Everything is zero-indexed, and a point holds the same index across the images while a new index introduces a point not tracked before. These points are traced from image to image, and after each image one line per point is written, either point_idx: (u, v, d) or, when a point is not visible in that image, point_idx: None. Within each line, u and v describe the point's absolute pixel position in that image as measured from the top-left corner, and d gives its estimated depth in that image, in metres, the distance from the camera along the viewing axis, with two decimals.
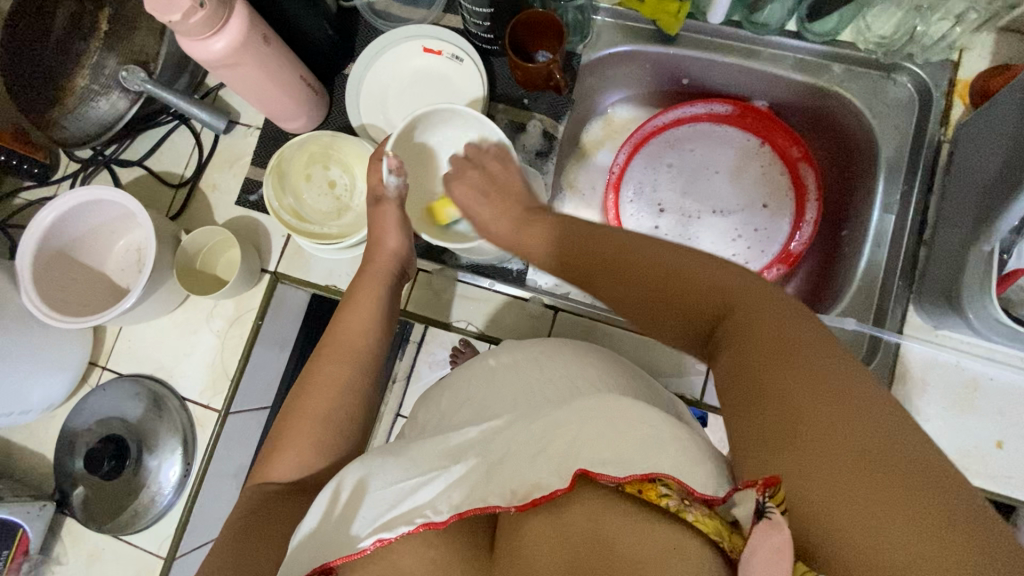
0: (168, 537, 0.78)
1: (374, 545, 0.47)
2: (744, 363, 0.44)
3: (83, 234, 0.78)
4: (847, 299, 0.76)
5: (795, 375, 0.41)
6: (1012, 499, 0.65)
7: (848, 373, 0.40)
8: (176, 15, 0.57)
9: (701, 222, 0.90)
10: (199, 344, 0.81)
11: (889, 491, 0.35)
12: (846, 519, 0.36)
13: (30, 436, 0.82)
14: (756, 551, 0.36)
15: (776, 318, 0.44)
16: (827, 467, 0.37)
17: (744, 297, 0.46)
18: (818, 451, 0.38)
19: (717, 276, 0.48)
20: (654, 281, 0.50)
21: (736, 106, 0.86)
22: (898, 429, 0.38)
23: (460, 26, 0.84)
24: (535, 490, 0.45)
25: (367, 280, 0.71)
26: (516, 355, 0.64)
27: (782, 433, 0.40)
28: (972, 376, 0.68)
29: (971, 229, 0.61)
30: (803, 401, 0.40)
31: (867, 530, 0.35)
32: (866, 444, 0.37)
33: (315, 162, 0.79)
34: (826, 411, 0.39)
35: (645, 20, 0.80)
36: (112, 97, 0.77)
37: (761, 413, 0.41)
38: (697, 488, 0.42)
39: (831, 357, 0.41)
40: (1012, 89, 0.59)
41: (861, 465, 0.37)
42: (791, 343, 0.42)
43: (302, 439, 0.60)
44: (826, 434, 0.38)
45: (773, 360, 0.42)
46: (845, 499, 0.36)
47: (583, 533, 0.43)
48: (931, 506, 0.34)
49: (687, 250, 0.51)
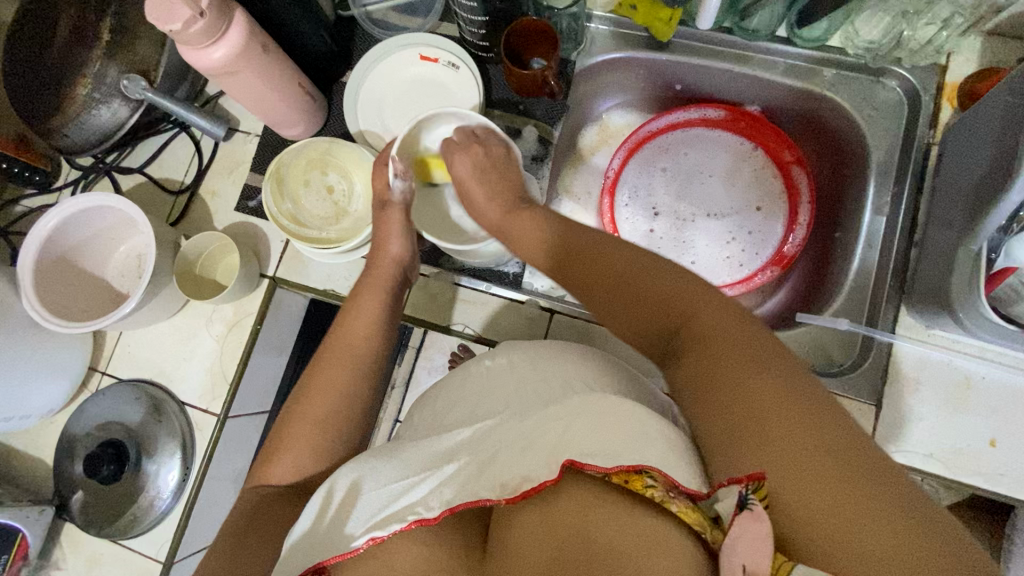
0: (167, 541, 0.78)
1: (367, 544, 0.48)
2: (710, 368, 0.45)
3: (84, 240, 0.79)
4: (841, 299, 0.77)
5: (757, 380, 0.42)
6: (1006, 497, 0.66)
7: (803, 377, 0.43)
8: (177, 25, 0.58)
9: (695, 225, 0.91)
10: (198, 348, 0.82)
11: (848, 487, 0.38)
12: (810, 516, 0.38)
13: (29, 441, 0.83)
14: (738, 540, 0.37)
15: (736, 325, 0.46)
16: (788, 463, 0.39)
17: (704, 304, 0.48)
18: (783, 453, 0.40)
19: (672, 287, 0.50)
20: (634, 293, 0.51)
21: (729, 111, 0.87)
22: (848, 429, 0.40)
23: (456, 34, 0.85)
24: (525, 483, 0.46)
25: (369, 281, 0.72)
26: (511, 356, 0.64)
27: (749, 432, 0.41)
28: (965, 375, 0.68)
29: (961, 228, 0.62)
30: (764, 406, 0.41)
31: (836, 527, 0.37)
32: (831, 444, 0.39)
33: (314, 167, 0.80)
34: (789, 412, 0.41)
35: (638, 27, 0.82)
36: (113, 105, 0.79)
37: (727, 414, 0.43)
38: (683, 482, 0.42)
39: (786, 362, 0.44)
40: (998, 91, 0.60)
41: (823, 464, 0.39)
42: (754, 350, 0.44)
43: (298, 441, 0.61)
44: (788, 437, 0.40)
45: (733, 367, 0.44)
46: (816, 496, 0.38)
47: (572, 526, 0.43)
48: (887, 502, 0.37)
49: (652, 263, 0.52)
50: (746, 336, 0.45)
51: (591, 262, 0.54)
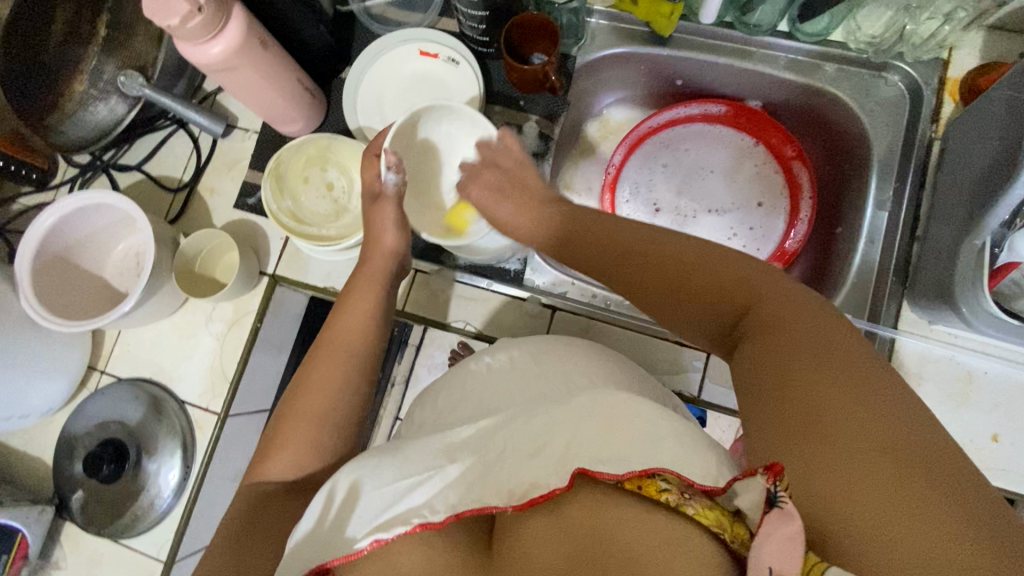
0: (168, 540, 0.78)
1: (372, 544, 0.47)
2: (767, 354, 0.45)
3: (82, 238, 0.78)
4: (843, 295, 0.77)
5: (821, 368, 0.42)
6: (1007, 492, 0.66)
7: (872, 370, 0.42)
8: (175, 19, 0.57)
9: (696, 221, 0.90)
10: (197, 347, 0.81)
11: (898, 483, 0.36)
12: (850, 508, 0.37)
13: (29, 441, 0.82)
14: (768, 538, 0.35)
15: (803, 315, 0.46)
16: (837, 453, 0.39)
17: (771, 294, 0.48)
18: (833, 441, 0.39)
19: (735, 275, 0.50)
20: (689, 279, 0.52)
21: (729, 106, 0.87)
22: (915, 426, 0.39)
23: (456, 30, 0.85)
24: (534, 489, 0.46)
25: (366, 274, 0.72)
26: (511, 352, 0.64)
27: (803, 419, 0.41)
28: (967, 370, 0.68)
29: (964, 223, 0.62)
30: (822, 394, 0.41)
31: (874, 523, 0.36)
32: (886, 440, 0.38)
33: (313, 164, 0.80)
34: (846, 403, 0.40)
35: (639, 23, 0.81)
36: (111, 102, 0.78)
37: (784, 400, 0.43)
38: (697, 481, 0.42)
39: (853, 353, 0.43)
40: (1002, 85, 0.60)
41: (874, 457, 0.38)
42: (815, 341, 0.44)
43: (301, 439, 0.60)
44: (841, 426, 0.39)
45: (790, 353, 0.44)
46: (858, 491, 0.37)
47: (580, 527, 0.43)
48: (938, 505, 0.35)
49: (718, 253, 0.52)
50: (818, 327, 0.44)
51: (642, 250, 0.55)
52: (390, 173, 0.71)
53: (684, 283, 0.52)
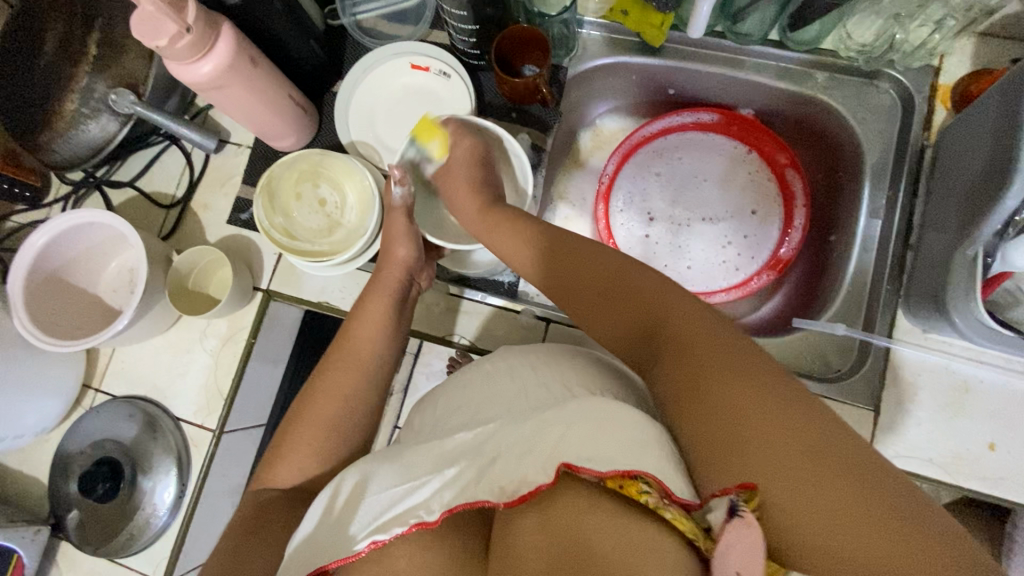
0: (164, 559, 0.77)
1: (368, 548, 0.47)
2: (690, 371, 0.46)
3: (75, 257, 0.78)
4: (837, 304, 0.77)
5: (733, 380, 0.44)
6: (1005, 501, 0.65)
7: (780, 379, 0.44)
8: (163, 40, 0.57)
9: (690, 230, 0.90)
10: (192, 363, 0.81)
11: (835, 486, 0.38)
12: (799, 521, 0.38)
13: (25, 460, 0.82)
14: (734, 544, 0.37)
15: (708, 328, 0.48)
16: (769, 464, 0.40)
17: (679, 309, 0.51)
18: (759, 451, 0.41)
19: (643, 292, 0.54)
20: (608, 294, 0.56)
21: (722, 115, 0.86)
22: (824, 423, 0.42)
23: (447, 42, 0.85)
24: (523, 487, 0.46)
25: (379, 286, 0.70)
26: (511, 360, 0.64)
27: (730, 436, 0.42)
28: (962, 379, 0.68)
29: (956, 233, 0.62)
30: (741, 408, 0.43)
31: (819, 528, 0.38)
32: (811, 445, 0.40)
33: (306, 179, 0.80)
34: (767, 414, 0.42)
35: (631, 33, 0.81)
36: (102, 120, 0.78)
37: (709, 418, 0.44)
38: (677, 492, 0.41)
39: (762, 361, 0.46)
40: (992, 95, 0.60)
41: (801, 462, 0.40)
42: (733, 353, 0.46)
43: (291, 457, 0.60)
44: (766, 434, 0.41)
45: (711, 368, 0.46)
46: (798, 499, 0.39)
47: (565, 531, 0.43)
48: (868, 499, 0.38)
49: (625, 270, 0.56)
50: (724, 339, 0.47)
51: (569, 273, 0.59)
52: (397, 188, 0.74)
53: (599, 300, 0.56)
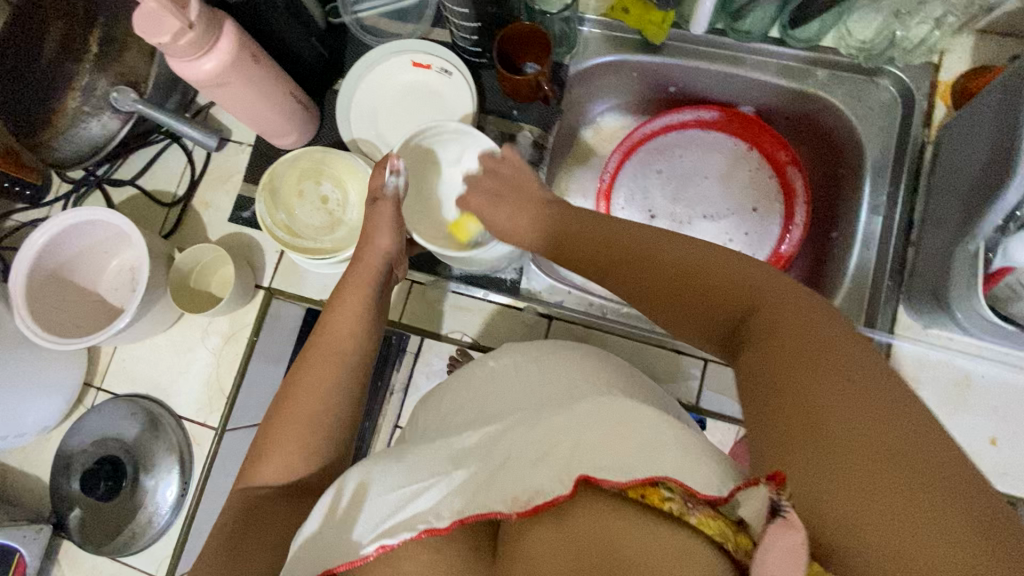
0: (166, 558, 0.77)
1: (377, 551, 0.47)
2: (769, 361, 0.43)
3: (77, 255, 0.78)
4: (839, 299, 0.77)
5: (821, 373, 0.40)
6: (1006, 495, 0.66)
7: (876, 380, 0.39)
8: (165, 37, 0.57)
9: (692, 227, 0.90)
10: (194, 361, 0.81)
11: (911, 492, 0.34)
12: (858, 521, 0.34)
13: (26, 459, 0.82)
14: (770, 549, 0.33)
15: (802, 317, 0.44)
16: (838, 458, 0.36)
17: (771, 297, 0.47)
18: (830, 447, 0.37)
19: (735, 279, 0.49)
20: (691, 283, 0.51)
21: (723, 112, 0.87)
22: (917, 430, 0.36)
23: (448, 40, 0.85)
24: (539, 497, 0.45)
25: (356, 280, 0.70)
26: (513, 357, 0.64)
27: (803, 429, 0.39)
28: (964, 374, 0.69)
29: (957, 228, 0.62)
30: (823, 401, 0.39)
31: (881, 532, 0.34)
32: (895, 448, 0.35)
33: (307, 177, 0.80)
34: (849, 410, 0.38)
35: (632, 31, 0.82)
36: (104, 118, 0.78)
37: (785, 410, 0.40)
38: (699, 489, 0.42)
39: (854, 357, 0.41)
40: (992, 91, 0.60)
41: (877, 470, 0.35)
42: (823, 346, 0.41)
43: (294, 454, 0.60)
44: (842, 437, 0.37)
45: (796, 359, 0.41)
46: (862, 498, 0.35)
47: (589, 541, 0.42)
48: (948, 511, 0.33)
49: (717, 260, 0.51)
50: (821, 335, 0.42)
51: (629, 252, 0.56)
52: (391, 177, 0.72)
53: (678, 288, 0.52)
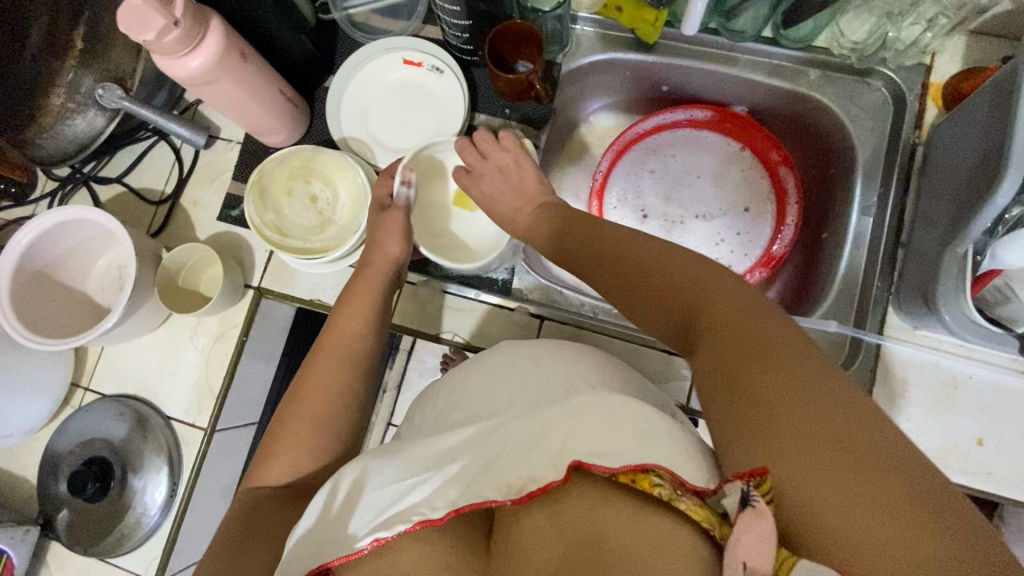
0: (156, 558, 0.77)
1: (372, 545, 0.47)
2: (724, 360, 0.44)
3: (62, 254, 0.77)
4: (829, 301, 0.78)
5: (769, 370, 0.42)
6: (992, 495, 0.66)
7: (825, 373, 0.41)
8: (152, 34, 0.56)
9: (684, 227, 0.90)
10: (183, 361, 0.81)
11: (862, 481, 0.36)
12: (819, 510, 0.37)
13: (13, 460, 0.81)
14: (745, 532, 0.36)
15: (751, 313, 0.45)
16: (794, 452, 0.39)
17: (719, 293, 0.47)
18: (787, 440, 0.39)
19: (679, 275, 0.50)
20: (645, 280, 0.52)
21: (716, 112, 0.87)
22: (861, 414, 0.39)
23: (440, 37, 0.84)
24: (533, 483, 0.45)
25: (366, 279, 0.71)
26: (509, 354, 0.64)
27: (758, 425, 0.40)
28: (952, 375, 0.69)
29: (946, 231, 0.62)
30: (774, 396, 0.40)
31: (840, 519, 0.36)
32: (844, 439, 0.38)
33: (297, 176, 0.79)
34: (800, 404, 0.40)
35: (625, 29, 0.81)
36: (89, 115, 0.78)
37: (740, 407, 0.42)
38: (689, 480, 0.43)
39: (804, 352, 0.42)
40: (983, 93, 0.60)
41: (832, 460, 0.37)
42: (772, 344, 0.43)
43: (281, 457, 0.59)
44: (802, 432, 0.39)
45: (748, 357, 0.43)
46: (820, 488, 0.37)
47: (582, 532, 0.42)
48: (896, 493, 0.36)
49: (663, 257, 0.52)
50: (776, 329, 0.44)
51: (609, 248, 0.57)
52: (402, 188, 0.75)
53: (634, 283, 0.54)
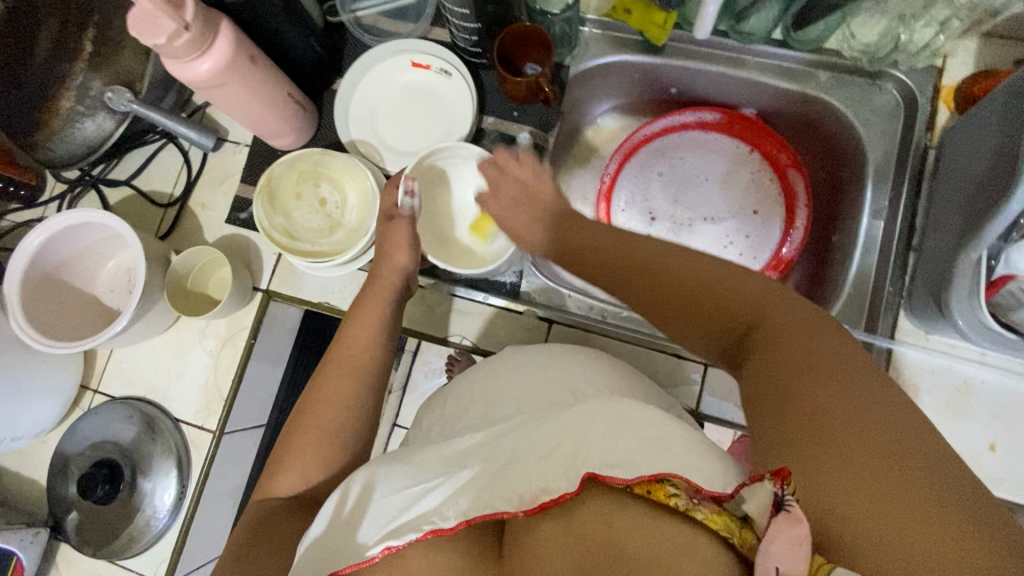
0: (165, 560, 0.77)
1: (382, 552, 0.46)
2: (774, 369, 0.43)
3: (71, 257, 0.77)
4: (838, 305, 0.77)
5: (818, 379, 0.41)
6: (1003, 500, 0.66)
7: (876, 387, 0.40)
8: (162, 39, 0.56)
9: (692, 230, 0.90)
10: (191, 364, 0.81)
11: (909, 494, 0.35)
12: (861, 521, 0.35)
13: (23, 462, 0.82)
14: (775, 539, 0.35)
15: (806, 326, 0.44)
16: (839, 460, 0.37)
17: (767, 304, 0.46)
18: (834, 448, 0.38)
19: (702, 278, 0.49)
20: (663, 279, 0.50)
21: (725, 115, 0.87)
22: (911, 430, 0.38)
23: (448, 40, 0.84)
24: (545, 494, 0.44)
25: (377, 287, 0.71)
26: (519, 358, 0.64)
27: (806, 432, 0.39)
28: (964, 380, 0.69)
29: (959, 236, 0.62)
30: (823, 404, 0.40)
31: (883, 533, 0.34)
32: (892, 450, 0.36)
33: (306, 180, 0.79)
34: (852, 414, 0.39)
35: (634, 31, 0.80)
36: (98, 118, 0.77)
37: (788, 414, 0.41)
38: (705, 486, 0.41)
39: (857, 364, 0.42)
40: (996, 97, 0.60)
41: (878, 470, 0.36)
42: (815, 354, 0.42)
43: (291, 461, 0.59)
44: (849, 441, 0.38)
45: (797, 365, 0.42)
46: (864, 499, 0.35)
47: (595, 540, 0.41)
48: (943, 508, 0.34)
49: (683, 257, 0.51)
50: (816, 338, 0.43)
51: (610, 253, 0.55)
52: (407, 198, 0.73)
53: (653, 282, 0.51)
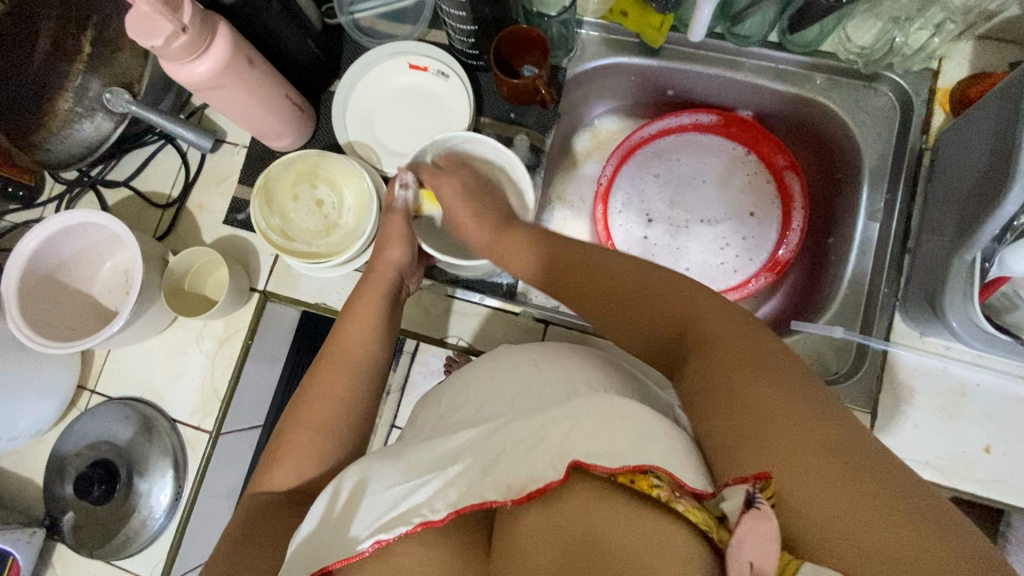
0: (161, 560, 0.77)
1: (373, 546, 0.47)
2: (717, 371, 0.46)
3: (69, 258, 0.77)
4: (833, 308, 0.77)
5: (756, 380, 0.44)
6: (998, 502, 0.66)
7: (807, 388, 0.44)
8: (159, 40, 0.57)
9: (689, 232, 0.90)
10: (188, 365, 0.81)
11: (855, 485, 0.38)
12: (818, 515, 0.37)
13: (20, 462, 0.82)
14: (745, 537, 0.36)
15: (739, 331, 0.48)
16: (789, 457, 0.40)
17: (707, 313, 0.50)
18: (782, 444, 0.40)
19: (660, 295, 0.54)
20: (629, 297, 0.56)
21: (721, 117, 0.86)
22: (843, 426, 0.41)
23: (445, 42, 0.84)
24: (531, 483, 0.45)
25: (371, 285, 0.71)
26: (513, 358, 0.64)
27: (751, 431, 0.42)
28: (959, 382, 0.69)
29: (954, 238, 0.62)
30: (766, 402, 0.43)
31: (837, 523, 0.37)
32: (833, 445, 0.40)
33: (302, 181, 0.79)
34: (790, 412, 0.42)
35: (630, 34, 0.81)
36: (96, 120, 0.77)
37: (733, 413, 0.44)
38: (688, 482, 0.42)
39: (788, 368, 0.45)
40: (991, 99, 0.60)
41: (825, 464, 0.39)
42: (750, 357, 0.46)
43: (286, 462, 0.59)
44: (794, 438, 0.40)
45: (736, 368, 0.45)
46: (819, 493, 0.38)
47: (580, 532, 0.42)
48: (887, 497, 0.37)
49: (640, 277, 0.56)
50: (746, 341, 0.47)
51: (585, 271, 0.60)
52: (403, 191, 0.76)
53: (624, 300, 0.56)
